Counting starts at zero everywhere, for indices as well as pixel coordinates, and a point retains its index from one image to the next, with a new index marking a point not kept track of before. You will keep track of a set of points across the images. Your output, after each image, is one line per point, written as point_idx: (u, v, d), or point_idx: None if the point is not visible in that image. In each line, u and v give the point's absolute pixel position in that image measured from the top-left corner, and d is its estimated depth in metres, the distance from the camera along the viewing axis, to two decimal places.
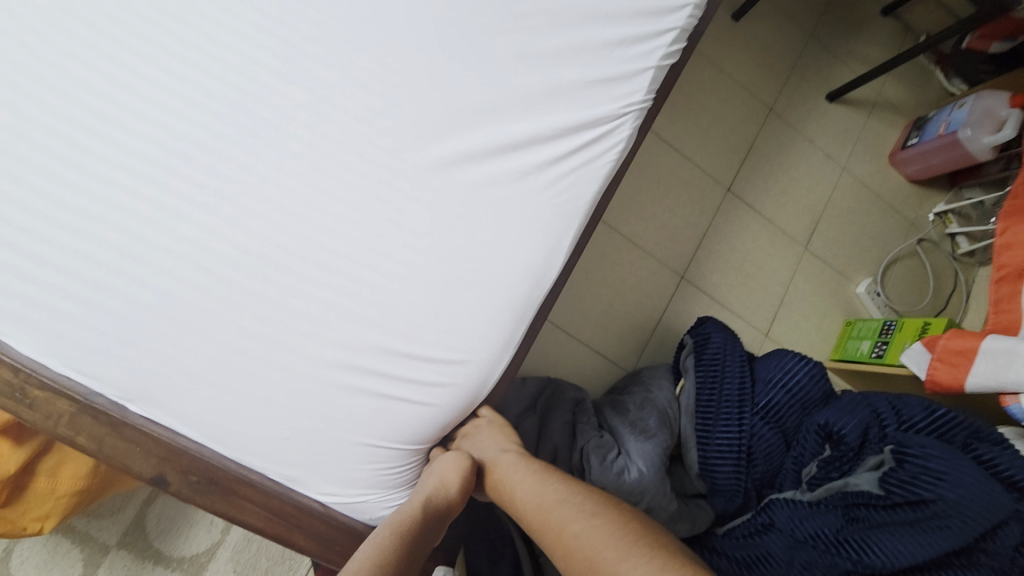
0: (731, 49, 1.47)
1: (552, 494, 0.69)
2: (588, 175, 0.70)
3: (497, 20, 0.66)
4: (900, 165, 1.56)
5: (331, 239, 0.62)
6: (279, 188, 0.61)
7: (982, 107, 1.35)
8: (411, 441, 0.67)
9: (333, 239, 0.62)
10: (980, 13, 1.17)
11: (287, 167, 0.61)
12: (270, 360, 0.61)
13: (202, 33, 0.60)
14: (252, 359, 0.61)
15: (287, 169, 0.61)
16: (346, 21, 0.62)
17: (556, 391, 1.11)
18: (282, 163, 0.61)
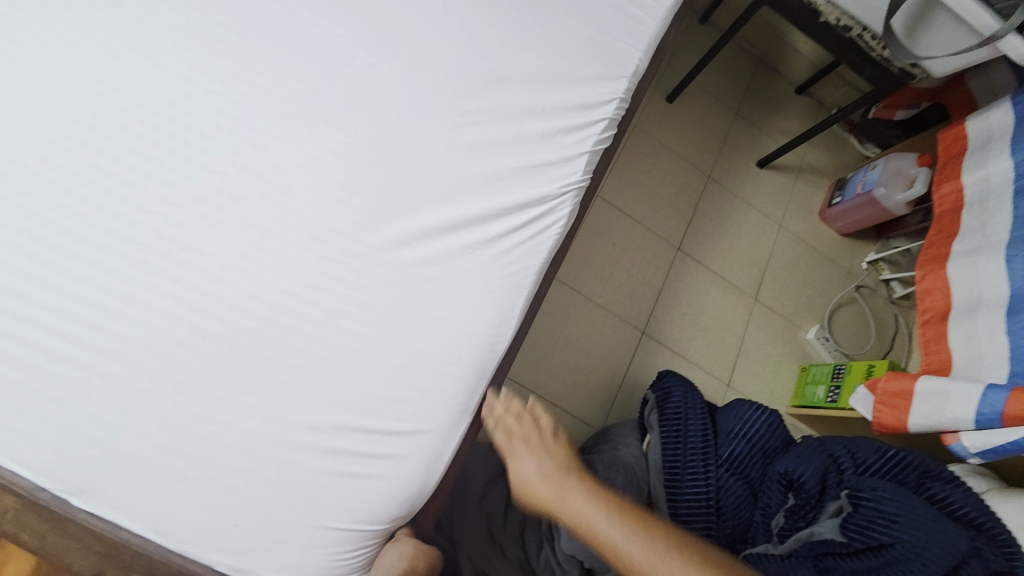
0: (668, 125, 1.64)
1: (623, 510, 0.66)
2: (536, 247, 0.77)
3: (448, 120, 0.77)
4: (829, 221, 1.72)
5: (291, 319, 0.65)
6: (241, 273, 0.65)
7: (891, 168, 1.50)
8: (369, 522, 0.65)
9: (293, 318, 0.65)
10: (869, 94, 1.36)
11: (249, 252, 0.66)
12: (223, 442, 0.61)
13: (179, 139, 0.67)
14: (204, 442, 0.61)
15: (249, 255, 0.65)
16: (311, 125, 0.71)
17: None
18: (245, 249, 0.66)
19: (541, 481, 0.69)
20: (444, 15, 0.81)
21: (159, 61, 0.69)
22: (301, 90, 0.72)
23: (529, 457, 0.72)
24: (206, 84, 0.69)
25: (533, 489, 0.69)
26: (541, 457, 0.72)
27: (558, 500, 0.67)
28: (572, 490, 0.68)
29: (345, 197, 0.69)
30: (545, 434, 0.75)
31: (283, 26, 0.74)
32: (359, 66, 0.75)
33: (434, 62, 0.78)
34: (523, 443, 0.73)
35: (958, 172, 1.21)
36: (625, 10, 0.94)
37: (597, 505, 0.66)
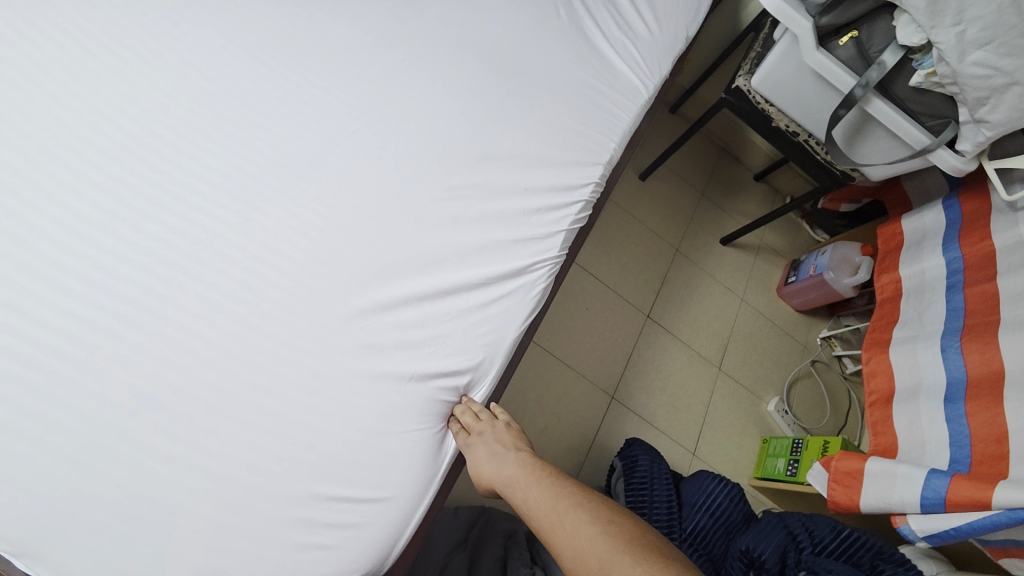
0: (641, 201, 1.77)
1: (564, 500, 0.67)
2: (512, 317, 0.81)
3: (436, 193, 0.82)
4: (787, 298, 1.84)
5: (266, 379, 0.65)
6: (221, 330, 0.65)
7: (839, 254, 1.65)
8: None
9: (268, 379, 0.65)
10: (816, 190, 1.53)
11: (230, 309, 0.67)
12: (176, 507, 0.58)
13: (175, 197, 0.70)
14: (157, 507, 0.58)
15: (229, 312, 0.66)
16: (305, 190, 0.75)
17: (489, 520, 1.09)
18: (226, 306, 0.67)
19: (493, 467, 0.72)
20: (441, 100, 0.89)
21: (167, 124, 0.73)
22: (301, 159, 0.76)
23: (483, 449, 0.72)
24: (210, 148, 0.73)
25: (483, 474, 0.73)
26: (493, 447, 0.72)
27: (505, 481, 0.71)
28: (517, 472, 0.71)
29: (331, 260, 0.72)
30: (501, 425, 0.76)
31: (288, 99, 0.80)
32: (358, 141, 0.80)
33: (428, 142, 0.85)
34: (476, 434, 0.73)
35: (897, 265, 1.35)
36: (602, 106, 1.05)
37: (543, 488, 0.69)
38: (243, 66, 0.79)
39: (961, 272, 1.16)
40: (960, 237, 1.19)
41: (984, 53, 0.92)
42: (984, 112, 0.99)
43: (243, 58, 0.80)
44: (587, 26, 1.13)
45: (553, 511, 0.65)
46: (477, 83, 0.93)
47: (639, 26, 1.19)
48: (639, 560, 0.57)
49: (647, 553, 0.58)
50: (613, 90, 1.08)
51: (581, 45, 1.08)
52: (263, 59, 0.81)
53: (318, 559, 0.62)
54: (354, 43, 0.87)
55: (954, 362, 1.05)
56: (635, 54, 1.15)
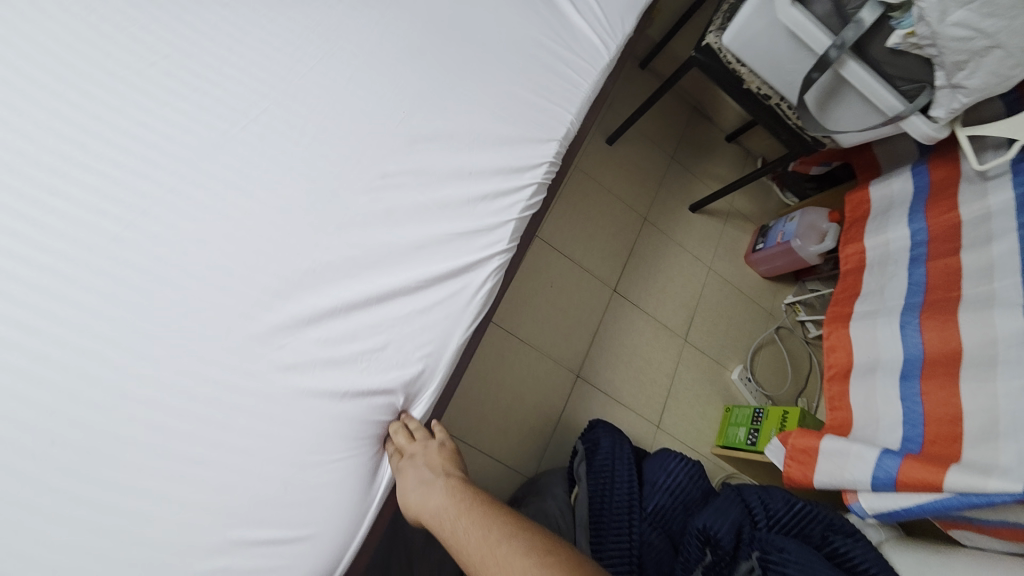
0: (608, 167, 1.68)
1: (494, 526, 0.59)
2: (455, 322, 0.74)
3: (365, 182, 0.73)
4: (754, 265, 1.82)
5: (165, 415, 0.57)
6: (102, 362, 0.56)
7: (807, 221, 1.62)
8: None
9: (168, 415, 0.57)
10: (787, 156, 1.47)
11: (112, 335, 0.57)
12: (59, 569, 0.50)
13: (36, 201, 0.58)
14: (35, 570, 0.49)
15: (111, 338, 0.56)
16: (202, 187, 0.64)
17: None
18: (107, 331, 0.57)
19: (422, 497, 0.64)
20: (368, 73, 0.77)
21: (20, 111, 0.60)
22: (198, 151, 0.65)
23: (413, 475, 0.65)
24: (80, 140, 0.61)
25: (416, 509, 0.64)
26: (422, 472, 0.66)
27: (432, 511, 0.63)
28: (449, 503, 0.63)
29: (235, 271, 0.63)
30: (435, 447, 0.69)
31: (174, 75, 0.67)
32: (268, 126, 0.70)
33: (354, 122, 0.74)
34: (405, 460, 0.67)
35: (862, 234, 1.32)
36: (558, 71, 0.94)
37: (470, 516, 0.61)
38: (118, 37, 0.66)
39: (925, 245, 1.14)
40: (926, 208, 1.16)
41: (967, 13, 0.85)
42: (962, 77, 0.93)
43: (120, 28, 0.67)
44: None
45: (481, 547, 0.57)
46: (411, 50, 0.82)
47: None
48: None
49: None
50: (571, 51, 0.97)
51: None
52: (146, 29, 0.68)
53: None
54: (260, 8, 0.74)
55: (911, 339, 1.05)
56: (595, 9, 1.03)
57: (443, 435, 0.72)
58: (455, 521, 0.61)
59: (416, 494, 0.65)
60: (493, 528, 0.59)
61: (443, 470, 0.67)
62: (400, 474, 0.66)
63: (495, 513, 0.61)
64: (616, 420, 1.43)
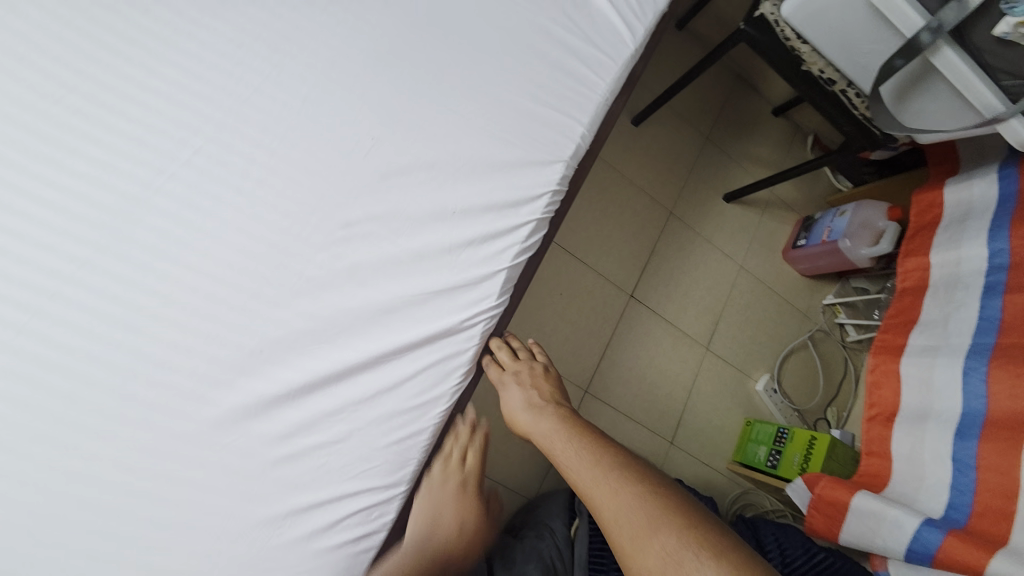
0: (632, 153, 1.48)
1: (606, 455, 0.68)
2: (431, 399, 0.64)
3: (323, 237, 0.61)
4: (792, 262, 1.64)
5: (94, 533, 0.51)
6: (18, 477, 0.50)
7: (859, 218, 1.40)
8: None
9: (94, 532, 0.51)
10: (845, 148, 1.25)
11: (29, 442, 0.51)
12: None
13: None
14: None
15: (29, 446, 0.51)
16: (123, 258, 0.55)
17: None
18: (22, 437, 0.51)
19: (527, 411, 0.77)
20: (328, 92, 0.64)
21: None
22: (117, 214, 0.56)
23: (517, 390, 0.78)
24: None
25: (517, 418, 0.78)
26: (528, 392, 0.78)
27: (538, 426, 0.75)
28: (548, 417, 0.76)
29: (164, 361, 0.55)
30: (536, 368, 0.81)
31: (87, 117, 0.56)
32: (203, 173, 0.59)
33: (309, 161, 0.62)
34: (510, 376, 0.80)
35: (929, 246, 1.11)
36: (569, 70, 0.77)
37: (574, 437, 0.72)
38: (12, 67, 0.55)
39: (1004, 271, 0.94)
40: (1012, 223, 0.95)
41: None
42: None
43: (13, 55, 0.55)
44: None
45: (583, 464, 0.68)
46: (382, 57, 0.67)
47: None
48: (685, 524, 0.59)
49: (690, 515, 0.60)
50: (586, 41, 0.79)
51: None
52: (46, 52, 0.56)
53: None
54: (187, 10, 0.60)
55: (974, 390, 0.90)
56: None
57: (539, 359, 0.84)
58: (553, 431, 0.74)
59: (520, 411, 0.77)
60: (588, 443, 0.71)
61: (550, 400, 0.78)
62: (509, 390, 0.79)
63: (601, 443, 0.71)
64: (627, 437, 1.35)
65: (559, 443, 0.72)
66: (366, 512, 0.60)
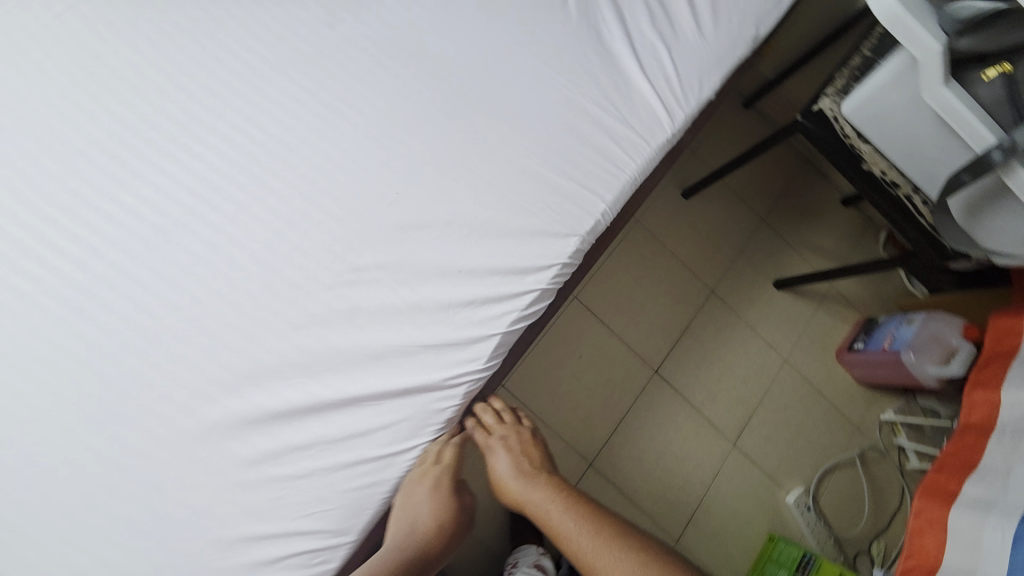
0: (678, 226, 1.45)
1: (605, 526, 0.66)
2: (398, 452, 0.64)
3: (330, 276, 0.65)
4: (847, 365, 1.48)
5: (63, 518, 0.55)
6: (19, 450, 0.56)
7: (929, 331, 1.26)
8: None
9: (63, 516, 0.55)
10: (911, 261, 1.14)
11: (37, 420, 0.57)
12: None
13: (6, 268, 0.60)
14: None
15: (36, 423, 0.57)
16: (153, 270, 0.62)
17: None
18: (33, 415, 0.57)
19: (517, 479, 0.71)
20: (365, 147, 0.70)
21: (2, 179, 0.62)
22: (158, 231, 0.63)
23: (504, 456, 0.73)
24: (47, 212, 0.62)
25: (506, 487, 0.71)
26: (517, 458, 0.73)
27: (530, 496, 0.70)
28: (541, 488, 0.70)
29: (162, 369, 0.60)
30: (524, 434, 0.76)
31: (156, 147, 0.66)
32: (238, 205, 0.65)
33: (335, 207, 0.67)
34: (495, 443, 0.74)
35: (1002, 379, 0.98)
36: (602, 148, 0.79)
37: (571, 508, 0.68)
38: (111, 102, 0.66)
39: None
40: None
41: None
42: None
43: (116, 93, 0.66)
44: (607, 25, 0.84)
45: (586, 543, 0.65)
46: (419, 120, 0.73)
47: (684, 26, 0.88)
48: None
49: None
50: (624, 123, 0.81)
51: (587, 58, 0.81)
52: (142, 92, 0.67)
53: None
54: (260, 68, 0.70)
55: None
56: (667, 69, 0.85)
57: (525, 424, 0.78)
58: (548, 504, 0.68)
59: (508, 480, 0.71)
60: (586, 513, 0.68)
61: (540, 466, 0.73)
62: (495, 457, 0.74)
63: (597, 512, 0.68)
64: None
65: (556, 518, 0.67)
66: (309, 555, 0.59)
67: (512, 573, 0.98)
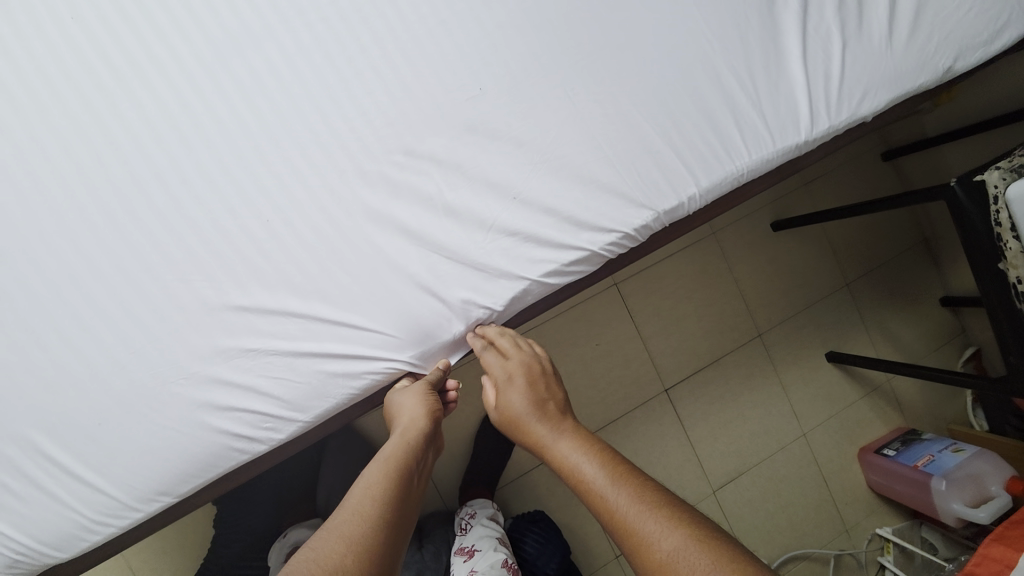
0: (754, 255, 1.31)
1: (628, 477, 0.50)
2: (377, 357, 0.62)
3: (382, 153, 0.62)
4: (865, 466, 1.35)
5: (61, 281, 0.56)
6: (38, 201, 0.56)
7: (970, 468, 1.12)
8: (47, 546, 0.58)
9: (61, 279, 0.56)
10: (987, 388, 1.00)
11: (61, 178, 0.57)
12: None
13: (64, 12, 0.56)
14: None
15: (59, 181, 0.57)
16: (211, 77, 0.59)
17: (357, 458, 0.95)
18: (59, 172, 0.57)
19: (528, 415, 0.58)
20: (466, 30, 0.63)
21: None
22: (230, 38, 0.59)
23: (516, 388, 0.59)
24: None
25: (514, 421, 0.58)
26: (530, 391, 0.59)
27: (541, 434, 0.56)
28: (562, 430, 0.57)
29: (191, 180, 0.59)
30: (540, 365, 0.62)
31: None
32: (316, 43, 0.61)
33: (412, 83, 0.62)
34: (514, 374, 0.60)
35: None
36: (719, 127, 0.68)
37: (587, 453, 0.53)
38: None
39: None
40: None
41: None
42: None
43: None
44: None
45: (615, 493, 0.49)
46: (533, 21, 0.64)
47: (873, 24, 0.72)
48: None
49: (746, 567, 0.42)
50: (756, 108, 0.69)
51: (745, 19, 0.69)
52: None
53: (59, 522, 0.57)
54: None
55: None
56: (832, 66, 0.71)
57: (546, 359, 0.64)
58: (570, 450, 0.54)
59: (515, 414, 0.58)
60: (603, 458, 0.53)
61: (556, 403, 0.59)
62: (507, 388, 0.60)
63: (619, 460, 0.53)
64: None
65: (579, 466, 0.53)
66: (260, 419, 0.59)
67: (467, 523, 0.95)
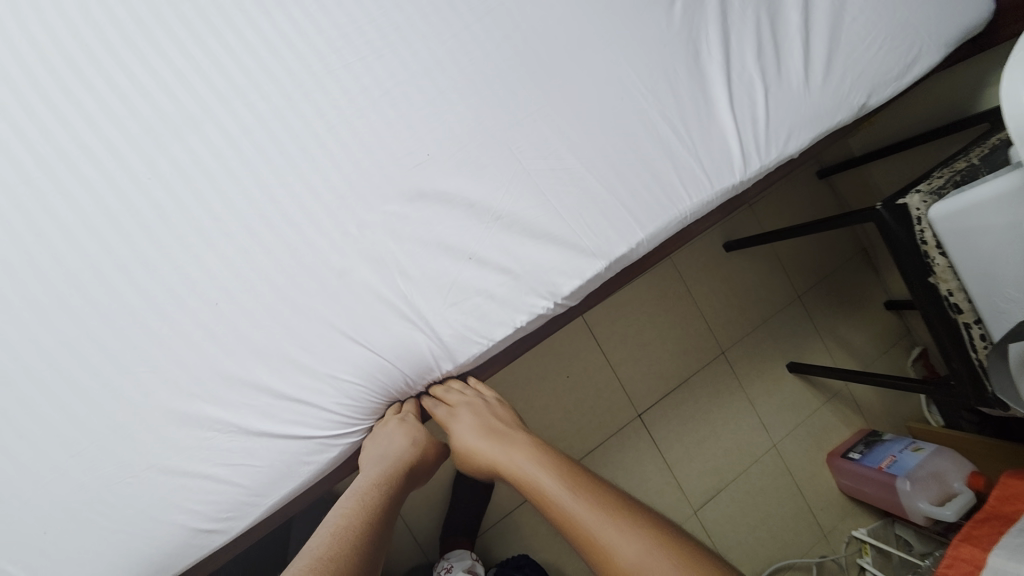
0: (710, 276, 1.37)
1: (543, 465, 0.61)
2: (334, 432, 0.64)
3: (329, 221, 0.63)
4: (835, 471, 1.39)
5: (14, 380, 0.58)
6: None
7: (932, 466, 1.18)
8: None
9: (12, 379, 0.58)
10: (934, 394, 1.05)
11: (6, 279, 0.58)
12: None
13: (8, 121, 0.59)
14: None
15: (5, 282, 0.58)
16: (154, 170, 0.61)
17: None
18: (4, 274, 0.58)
19: (465, 438, 0.66)
20: (408, 97, 0.65)
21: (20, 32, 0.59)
22: (170, 126, 0.61)
23: (454, 415, 0.67)
24: (56, 70, 0.60)
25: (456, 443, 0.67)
26: (464, 414, 0.67)
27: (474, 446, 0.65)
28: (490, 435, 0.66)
29: (137, 272, 0.60)
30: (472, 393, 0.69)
31: (186, 38, 0.62)
32: (259, 122, 0.62)
33: (357, 152, 0.64)
34: (447, 403, 0.68)
35: (992, 542, 0.88)
36: (658, 173, 0.72)
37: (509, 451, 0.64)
38: None
39: None
40: None
41: None
42: None
43: None
44: (709, 40, 0.76)
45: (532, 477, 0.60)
46: (472, 82, 0.66)
47: (791, 69, 0.78)
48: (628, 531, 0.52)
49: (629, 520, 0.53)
50: (692, 153, 0.73)
51: (675, 70, 0.73)
52: None
53: None
54: None
55: None
56: (757, 110, 0.76)
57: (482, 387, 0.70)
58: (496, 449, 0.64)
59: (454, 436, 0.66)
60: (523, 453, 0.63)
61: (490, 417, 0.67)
62: (441, 415, 0.68)
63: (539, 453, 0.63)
64: None
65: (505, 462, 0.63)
66: (220, 506, 0.60)
67: None
